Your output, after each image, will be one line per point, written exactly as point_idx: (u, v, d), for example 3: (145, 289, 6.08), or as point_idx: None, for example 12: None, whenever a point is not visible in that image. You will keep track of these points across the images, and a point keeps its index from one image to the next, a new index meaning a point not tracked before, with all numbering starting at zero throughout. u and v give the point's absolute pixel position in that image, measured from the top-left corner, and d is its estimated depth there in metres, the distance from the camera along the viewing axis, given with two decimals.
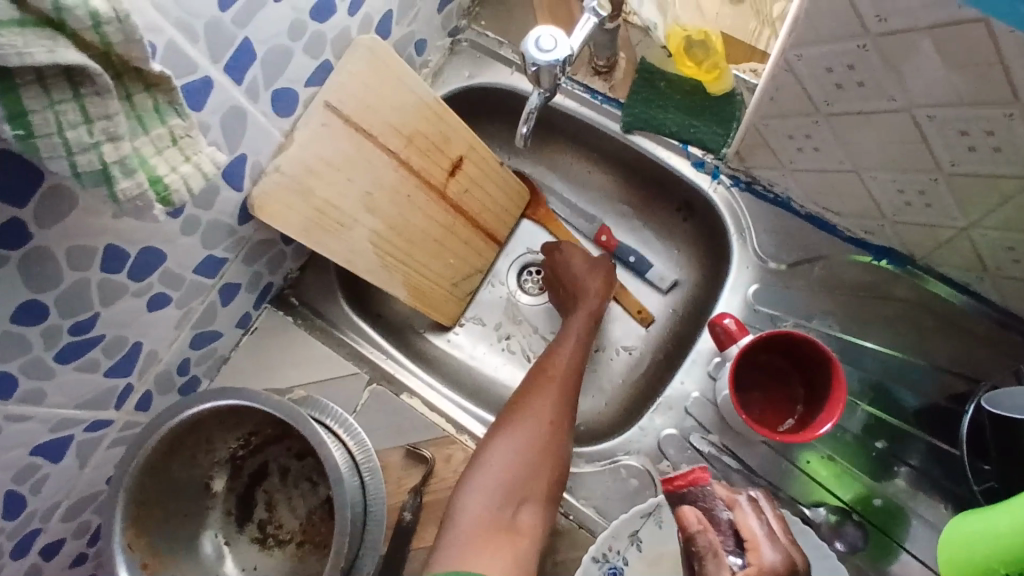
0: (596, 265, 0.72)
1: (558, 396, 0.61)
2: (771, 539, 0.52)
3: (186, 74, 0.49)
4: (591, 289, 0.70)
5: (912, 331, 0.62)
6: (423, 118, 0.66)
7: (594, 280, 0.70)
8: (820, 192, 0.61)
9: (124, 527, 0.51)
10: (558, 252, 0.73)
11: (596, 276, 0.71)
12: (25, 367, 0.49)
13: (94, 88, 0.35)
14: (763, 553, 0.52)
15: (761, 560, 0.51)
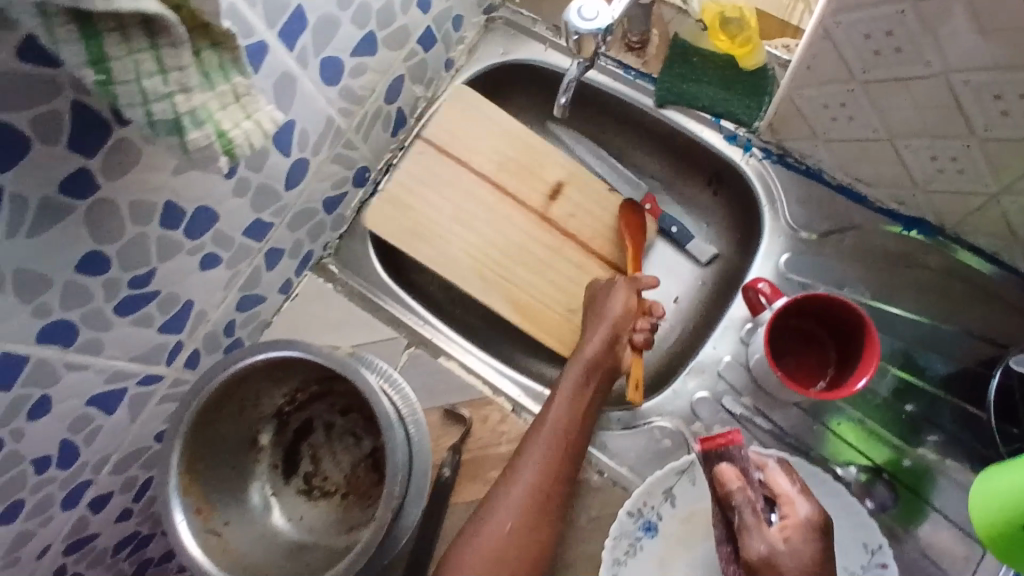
0: (606, 314, 0.64)
1: (540, 480, 0.56)
2: (801, 493, 0.50)
3: (247, 36, 0.50)
4: (584, 350, 0.62)
5: (944, 299, 0.64)
6: (515, 148, 0.73)
7: (591, 338, 0.63)
8: (852, 162, 0.63)
9: (178, 475, 0.53)
10: (592, 289, 0.67)
11: (598, 331, 0.63)
12: (85, 318, 0.50)
13: (170, 39, 0.36)
14: (795, 505, 0.49)
15: (795, 514, 0.48)
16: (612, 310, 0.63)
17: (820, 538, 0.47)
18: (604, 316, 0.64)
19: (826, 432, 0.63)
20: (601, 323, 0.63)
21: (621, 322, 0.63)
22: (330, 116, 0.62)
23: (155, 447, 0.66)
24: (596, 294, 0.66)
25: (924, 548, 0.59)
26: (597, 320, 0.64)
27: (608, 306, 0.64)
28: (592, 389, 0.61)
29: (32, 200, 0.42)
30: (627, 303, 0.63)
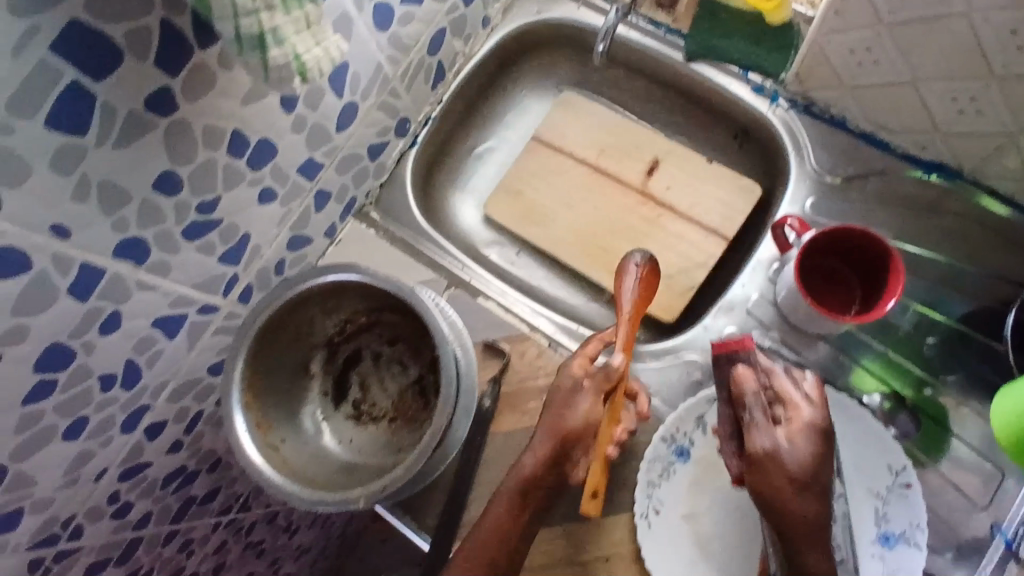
0: (562, 422, 0.51)
1: None
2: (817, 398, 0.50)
3: None
4: (525, 458, 0.50)
5: (963, 241, 0.68)
6: (611, 133, 0.80)
7: (533, 449, 0.51)
8: (875, 108, 0.66)
9: (241, 389, 0.56)
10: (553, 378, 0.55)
11: (549, 434, 0.51)
12: (156, 238, 0.53)
13: None
14: (807, 409, 0.48)
15: (802, 416, 0.48)
16: (572, 423, 0.51)
17: (825, 441, 0.47)
18: (558, 424, 0.51)
19: (854, 364, 0.67)
20: (550, 423, 0.52)
21: (576, 433, 0.51)
22: (379, 61, 0.65)
23: (207, 379, 0.69)
24: (556, 393, 0.53)
25: (946, 473, 0.63)
26: (547, 432, 0.51)
27: (567, 413, 0.52)
28: (531, 513, 0.50)
29: (120, 112, 0.44)
30: (585, 411, 0.52)
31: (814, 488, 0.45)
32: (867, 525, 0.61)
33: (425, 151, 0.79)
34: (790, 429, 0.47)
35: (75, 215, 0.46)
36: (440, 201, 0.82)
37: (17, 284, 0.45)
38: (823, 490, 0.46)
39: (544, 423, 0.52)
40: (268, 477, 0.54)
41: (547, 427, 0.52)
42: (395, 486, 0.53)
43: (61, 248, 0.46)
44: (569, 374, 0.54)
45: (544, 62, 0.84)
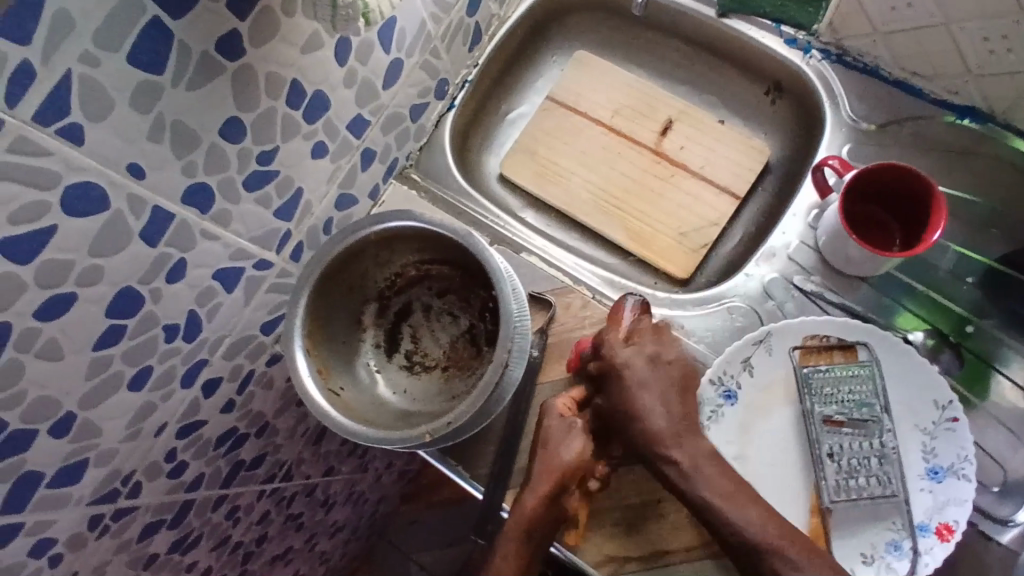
0: (556, 460, 0.60)
1: None
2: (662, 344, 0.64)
3: None
4: (527, 497, 0.59)
5: (999, 183, 0.69)
6: (626, 94, 0.82)
7: (533, 488, 0.60)
8: (908, 54, 0.68)
9: (302, 335, 0.58)
10: (542, 417, 0.63)
11: (541, 478, 0.60)
12: (221, 185, 0.55)
13: None
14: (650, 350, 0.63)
15: (638, 340, 0.63)
16: (563, 461, 0.60)
17: (639, 358, 0.62)
18: (552, 455, 0.60)
19: (895, 306, 0.68)
20: (547, 457, 0.61)
21: (566, 478, 0.60)
22: (423, 19, 0.67)
23: (259, 338, 0.70)
24: (550, 432, 0.62)
25: (992, 407, 0.64)
26: (543, 473, 0.60)
27: (559, 452, 0.60)
28: (532, 547, 0.59)
29: (195, 53, 0.47)
30: (574, 448, 0.61)
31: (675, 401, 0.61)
32: (916, 459, 0.61)
33: (461, 115, 0.81)
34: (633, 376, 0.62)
35: (150, 156, 0.48)
36: (476, 164, 0.84)
37: (96, 221, 0.47)
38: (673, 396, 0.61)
39: (542, 457, 0.61)
40: (333, 418, 0.56)
41: (544, 453, 0.61)
42: (458, 422, 0.55)
43: (136, 189, 0.48)
44: (557, 418, 0.62)
45: (577, 26, 0.86)
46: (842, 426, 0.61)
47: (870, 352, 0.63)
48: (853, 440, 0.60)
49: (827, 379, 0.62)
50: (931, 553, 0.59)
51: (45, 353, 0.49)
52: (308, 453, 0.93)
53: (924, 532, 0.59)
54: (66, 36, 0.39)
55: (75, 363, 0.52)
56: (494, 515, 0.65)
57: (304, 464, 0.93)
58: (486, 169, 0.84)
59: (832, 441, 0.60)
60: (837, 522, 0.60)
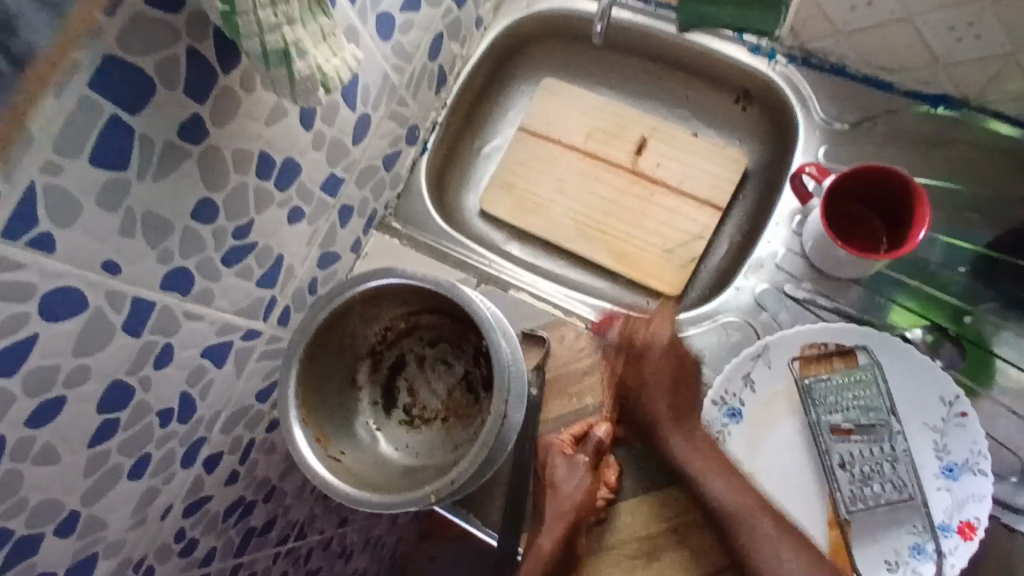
0: (564, 501, 0.60)
1: None
2: (661, 360, 0.65)
3: None
4: (543, 540, 0.59)
5: (980, 167, 0.68)
6: (598, 117, 0.82)
7: (544, 533, 0.60)
8: (872, 51, 0.67)
9: (297, 406, 0.57)
10: (545, 455, 0.63)
11: (551, 521, 0.60)
12: (199, 266, 0.55)
13: None
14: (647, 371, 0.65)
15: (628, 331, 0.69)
16: (572, 501, 0.60)
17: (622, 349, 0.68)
18: (560, 496, 0.61)
19: (889, 303, 0.67)
20: (553, 498, 0.61)
21: (577, 517, 0.60)
22: (386, 71, 0.67)
23: (256, 406, 0.70)
24: (555, 470, 0.62)
25: (998, 396, 0.63)
26: (553, 516, 0.60)
27: (565, 491, 0.61)
28: None
29: (158, 141, 0.47)
30: (580, 488, 0.61)
31: (663, 430, 0.63)
32: (929, 459, 0.60)
33: (435, 157, 0.81)
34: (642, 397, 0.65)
35: (125, 250, 0.48)
36: (455, 203, 0.83)
37: (76, 322, 0.47)
38: (663, 424, 0.63)
39: (550, 499, 0.61)
40: (339, 488, 0.55)
41: (551, 494, 0.61)
42: (462, 479, 0.54)
43: (113, 284, 0.48)
44: (557, 457, 0.63)
45: (542, 53, 0.86)
46: (850, 434, 0.60)
47: (871, 355, 0.62)
48: (863, 448, 0.60)
49: (829, 388, 0.62)
50: (955, 553, 0.58)
51: (41, 459, 0.49)
52: (319, 508, 0.92)
53: (947, 532, 0.58)
54: (26, 148, 0.39)
55: (72, 463, 0.51)
56: (509, 561, 0.64)
57: (316, 520, 0.92)
58: (466, 207, 0.84)
59: (842, 451, 0.60)
60: (856, 532, 0.60)
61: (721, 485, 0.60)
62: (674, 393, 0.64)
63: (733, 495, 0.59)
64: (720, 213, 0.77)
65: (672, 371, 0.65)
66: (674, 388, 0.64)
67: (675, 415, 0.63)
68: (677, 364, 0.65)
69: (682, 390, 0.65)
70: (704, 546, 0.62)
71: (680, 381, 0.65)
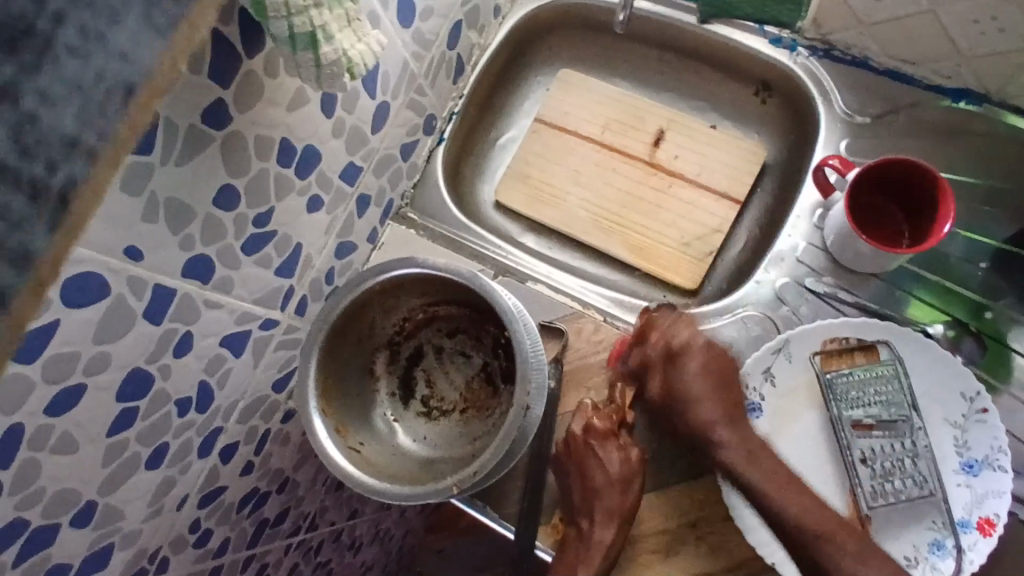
0: (627, 490, 0.61)
1: None
2: (708, 379, 0.62)
3: None
4: (605, 533, 0.59)
5: (1003, 162, 0.67)
6: (616, 108, 0.81)
7: (607, 526, 0.59)
8: (895, 43, 0.66)
9: (315, 396, 0.57)
10: (591, 442, 0.62)
11: (613, 516, 0.60)
12: (220, 254, 0.55)
13: None
14: (698, 393, 0.61)
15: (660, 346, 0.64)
16: (634, 492, 0.61)
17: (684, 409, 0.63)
18: (626, 492, 0.61)
19: (909, 297, 0.67)
20: (618, 492, 0.61)
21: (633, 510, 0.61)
22: (405, 59, 0.66)
23: (272, 397, 0.69)
24: (609, 459, 0.62)
25: (1018, 392, 0.63)
26: (617, 511, 0.60)
27: (623, 480, 0.61)
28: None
29: (182, 127, 0.46)
30: (640, 487, 0.61)
31: (718, 442, 0.60)
32: (949, 454, 0.60)
33: (451, 146, 0.81)
34: (688, 407, 0.62)
35: (147, 236, 0.47)
36: (471, 193, 0.83)
37: (98, 309, 0.46)
38: (718, 433, 0.60)
39: (609, 491, 0.60)
40: (360, 480, 0.55)
41: (616, 488, 0.61)
42: (485, 471, 0.54)
43: (135, 272, 0.48)
44: (614, 451, 0.62)
45: (559, 44, 0.85)
46: (872, 429, 0.60)
47: (892, 350, 0.62)
48: (885, 443, 0.60)
49: (851, 383, 0.61)
50: (975, 549, 0.57)
51: (60, 447, 0.48)
52: (330, 500, 0.91)
53: (966, 528, 0.58)
54: None
55: (90, 452, 0.51)
56: (528, 554, 0.64)
57: (328, 511, 0.92)
58: (482, 198, 0.83)
59: (863, 446, 0.60)
60: (878, 528, 0.59)
61: (807, 512, 0.56)
62: (722, 404, 0.61)
63: (817, 515, 0.56)
64: (738, 206, 0.76)
65: (717, 387, 0.62)
66: (718, 398, 0.61)
67: (728, 425, 0.60)
68: (725, 381, 0.63)
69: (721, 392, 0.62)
70: (724, 541, 0.61)
71: (727, 394, 0.62)
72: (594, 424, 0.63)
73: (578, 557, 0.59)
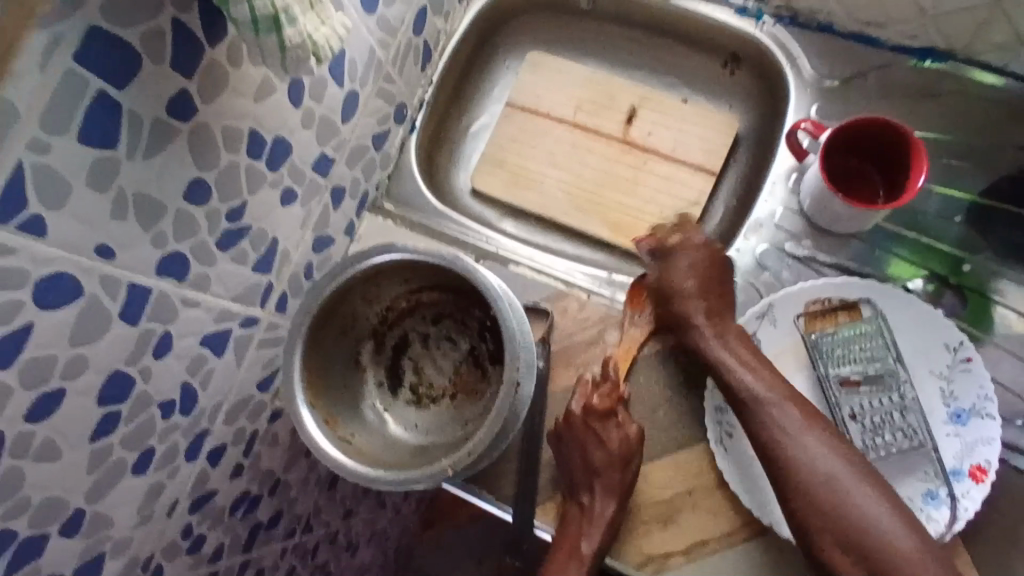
0: (629, 463, 0.62)
1: None
2: (698, 276, 0.65)
3: None
4: (604, 508, 0.60)
5: (970, 117, 0.68)
6: (586, 89, 0.81)
7: (607, 501, 0.60)
8: (860, 7, 0.67)
9: (302, 388, 0.56)
10: (590, 418, 0.62)
11: (612, 492, 0.60)
12: (194, 250, 0.54)
13: None
14: (692, 289, 0.64)
15: (677, 244, 0.67)
16: (634, 466, 0.62)
17: (708, 264, 0.65)
18: (625, 468, 0.61)
19: (889, 256, 0.68)
20: (617, 471, 0.61)
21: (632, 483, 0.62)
22: (372, 46, 0.65)
23: (258, 396, 0.68)
24: (606, 436, 0.62)
25: (997, 341, 0.64)
26: (618, 490, 0.61)
27: (621, 455, 0.61)
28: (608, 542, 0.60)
29: (146, 119, 0.45)
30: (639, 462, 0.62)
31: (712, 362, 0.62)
32: (937, 405, 0.61)
33: (423, 135, 0.80)
34: (678, 301, 0.65)
35: (118, 234, 0.46)
36: (447, 182, 0.82)
37: (73, 309, 0.45)
38: (698, 326, 0.63)
39: (609, 469, 0.61)
40: (351, 468, 0.54)
41: (616, 466, 0.61)
42: (479, 450, 0.53)
43: (108, 269, 0.47)
44: (614, 430, 0.62)
45: (524, 28, 0.85)
46: (860, 386, 0.61)
47: (875, 308, 0.63)
48: (872, 399, 0.61)
49: (836, 342, 0.62)
50: (969, 496, 0.58)
51: (42, 455, 0.47)
52: (324, 500, 0.90)
53: (958, 477, 0.59)
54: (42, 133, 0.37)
55: (74, 459, 0.49)
56: (527, 535, 0.65)
57: (322, 513, 0.91)
58: (458, 185, 0.83)
59: (852, 403, 0.61)
60: None
61: (807, 436, 0.56)
62: (712, 291, 0.64)
63: (815, 439, 0.56)
64: (713, 177, 0.76)
65: (709, 276, 0.65)
66: (706, 291, 0.64)
67: (711, 313, 0.64)
68: (716, 275, 0.65)
69: (717, 290, 0.65)
70: (722, 507, 0.62)
71: (714, 294, 0.64)
72: (594, 403, 0.63)
73: (579, 529, 0.60)
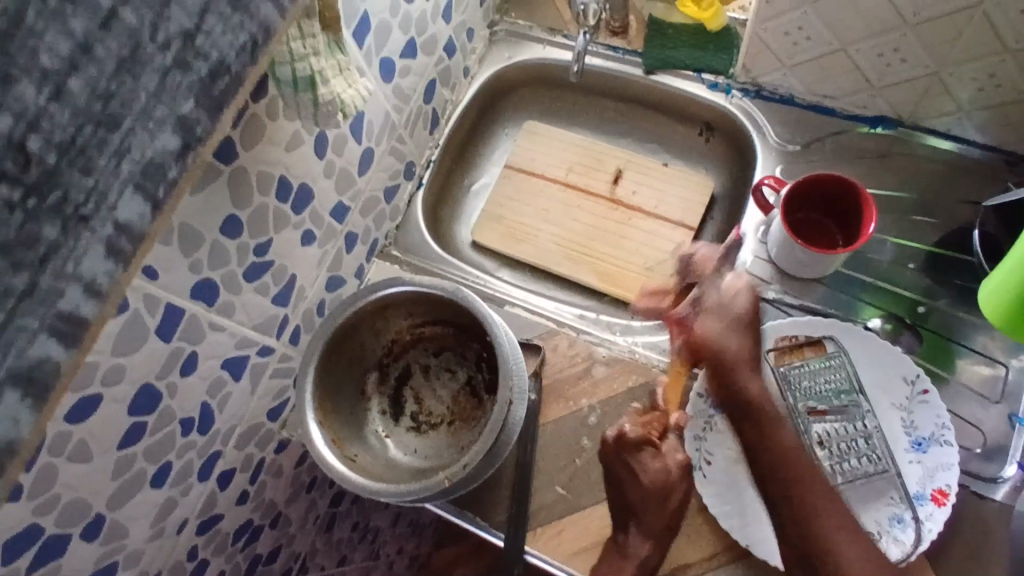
0: (665, 500, 0.65)
1: None
2: (739, 324, 0.66)
3: (348, 26, 0.64)
4: (635, 547, 0.63)
5: (918, 178, 0.76)
6: (576, 153, 0.90)
7: (642, 542, 0.63)
8: (815, 82, 0.77)
9: (313, 407, 0.61)
10: (626, 453, 0.67)
11: (648, 534, 0.64)
12: (223, 278, 0.60)
13: (307, 11, 0.49)
14: (733, 345, 0.64)
15: (734, 288, 0.67)
16: (671, 502, 0.66)
17: (751, 311, 0.66)
18: (660, 503, 0.65)
19: (851, 299, 0.74)
20: (654, 509, 0.65)
21: (671, 519, 0.65)
22: (387, 110, 0.74)
23: (266, 425, 0.73)
24: (646, 471, 0.66)
25: (952, 375, 0.70)
26: (655, 531, 0.64)
27: (660, 488, 0.66)
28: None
29: None
30: (679, 496, 0.66)
31: (768, 420, 0.62)
32: (899, 434, 0.66)
33: (429, 191, 0.88)
34: (723, 351, 0.65)
35: (161, 257, 0.53)
36: (449, 234, 0.90)
37: (118, 322, 0.51)
38: (740, 372, 0.64)
39: (645, 509, 0.65)
40: (354, 482, 0.58)
41: (652, 504, 0.65)
42: (474, 463, 0.58)
43: (151, 288, 0.53)
44: (651, 461, 0.67)
45: (520, 100, 0.95)
46: (826, 414, 0.67)
47: (838, 344, 0.68)
48: (838, 426, 0.66)
49: (803, 373, 0.68)
50: (932, 519, 0.62)
51: (76, 456, 0.51)
52: (320, 542, 0.92)
53: (921, 501, 0.63)
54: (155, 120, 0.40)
55: (102, 464, 0.54)
56: (518, 558, 0.67)
57: (317, 555, 0.93)
58: (459, 237, 0.90)
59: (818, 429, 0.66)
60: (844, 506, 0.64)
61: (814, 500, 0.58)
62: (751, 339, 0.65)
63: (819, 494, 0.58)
64: (692, 232, 0.84)
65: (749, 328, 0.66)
66: (748, 343, 0.65)
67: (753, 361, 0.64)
68: (752, 322, 0.66)
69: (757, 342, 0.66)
70: (701, 531, 0.66)
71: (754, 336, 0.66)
72: (628, 434, 0.67)
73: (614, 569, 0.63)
